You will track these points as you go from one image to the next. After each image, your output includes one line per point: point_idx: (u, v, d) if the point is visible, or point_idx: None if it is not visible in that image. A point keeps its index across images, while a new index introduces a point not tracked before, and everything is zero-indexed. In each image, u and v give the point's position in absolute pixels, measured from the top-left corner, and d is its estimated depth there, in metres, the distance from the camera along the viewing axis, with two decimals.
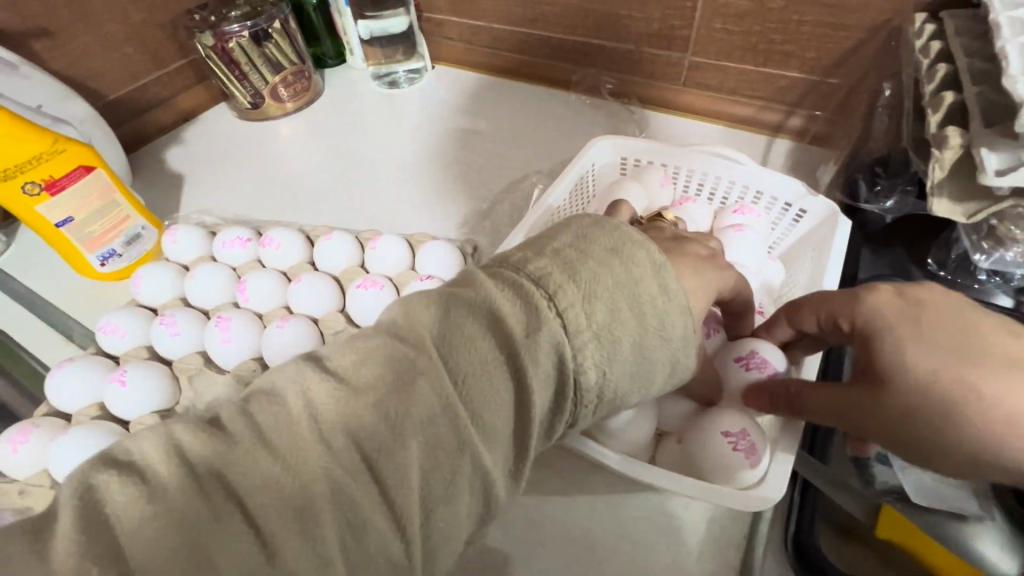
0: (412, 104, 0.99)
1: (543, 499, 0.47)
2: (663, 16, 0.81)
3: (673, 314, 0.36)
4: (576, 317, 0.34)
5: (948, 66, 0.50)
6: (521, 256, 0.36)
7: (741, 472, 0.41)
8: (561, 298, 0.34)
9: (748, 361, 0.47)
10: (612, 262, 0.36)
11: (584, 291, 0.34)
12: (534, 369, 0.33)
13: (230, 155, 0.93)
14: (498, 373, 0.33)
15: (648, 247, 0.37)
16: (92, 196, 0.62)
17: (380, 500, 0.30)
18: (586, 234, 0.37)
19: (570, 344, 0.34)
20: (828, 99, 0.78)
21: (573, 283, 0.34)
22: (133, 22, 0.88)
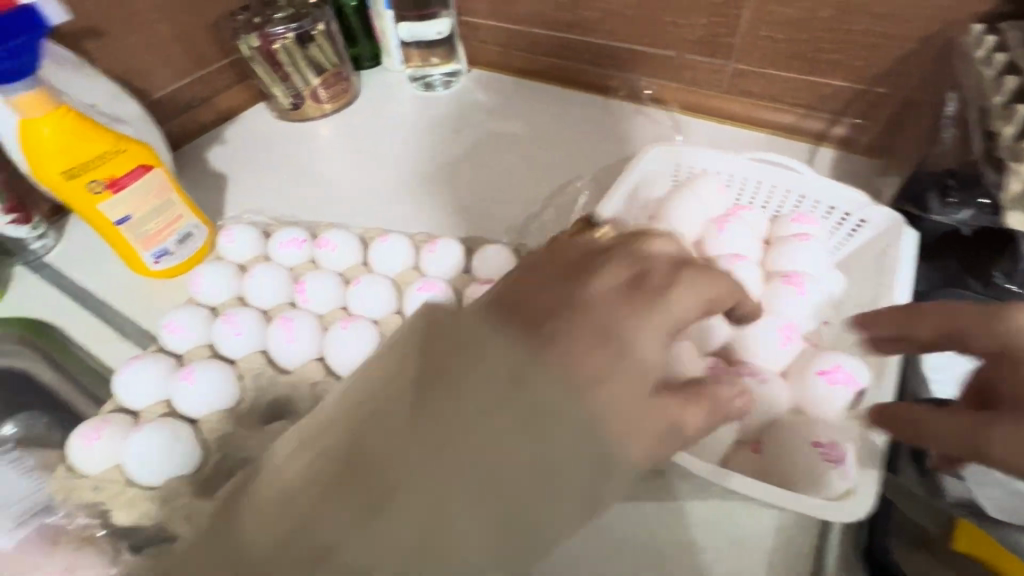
0: (449, 108, 0.99)
1: (608, 507, 0.47)
2: (707, 23, 0.81)
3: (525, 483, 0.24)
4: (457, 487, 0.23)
5: (1016, 79, 0.52)
6: (288, 445, 0.25)
7: (831, 481, 0.40)
8: (317, 522, 0.22)
9: (831, 374, 0.46)
10: (399, 443, 0.23)
11: (357, 507, 0.22)
12: None
13: (271, 155, 0.94)
14: None
15: (460, 385, 0.24)
16: (150, 195, 0.62)
17: None
18: (372, 387, 0.25)
19: None
20: (874, 108, 0.77)
21: (331, 500, 0.23)
22: (179, 23, 0.89)
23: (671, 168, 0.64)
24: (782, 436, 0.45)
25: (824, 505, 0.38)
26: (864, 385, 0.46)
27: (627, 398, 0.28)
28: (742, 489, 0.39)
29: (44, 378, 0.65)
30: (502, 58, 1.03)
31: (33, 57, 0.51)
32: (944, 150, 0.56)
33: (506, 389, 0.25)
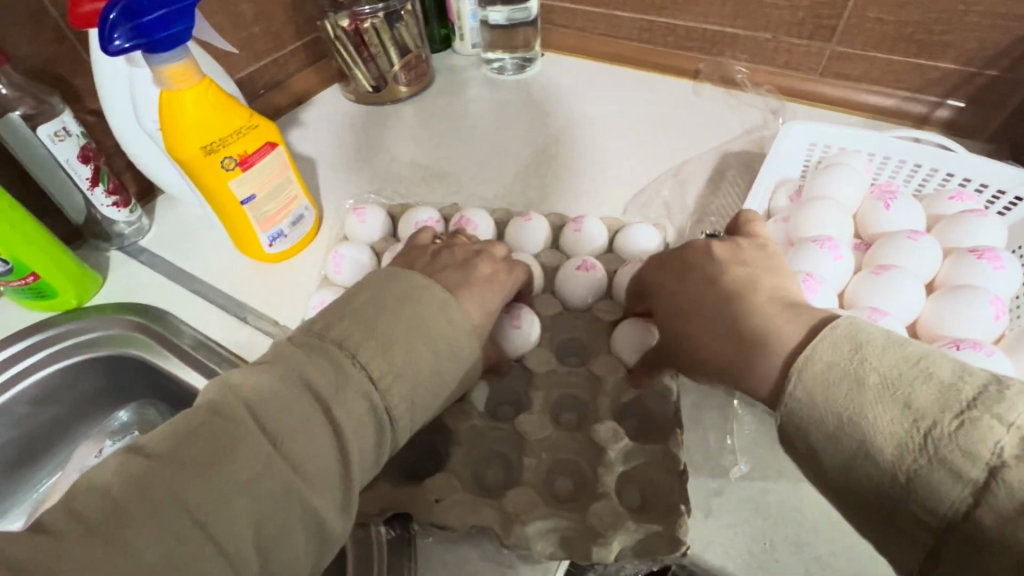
0: (529, 91, 0.98)
1: (799, 487, 0.46)
2: (811, 4, 0.80)
3: (431, 354, 0.42)
4: (379, 364, 0.40)
5: None
6: (356, 326, 0.41)
7: None
8: (364, 352, 0.40)
9: None
10: (343, 308, 0.43)
11: (394, 357, 0.41)
12: (345, 414, 0.38)
13: (354, 140, 0.91)
14: (355, 414, 0.38)
15: (364, 280, 0.45)
16: (273, 173, 0.60)
17: (290, 482, 0.35)
18: (381, 284, 0.44)
19: (379, 393, 0.39)
20: (982, 90, 0.77)
21: (385, 356, 0.40)
22: (261, 1, 0.86)
23: (806, 148, 0.62)
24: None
25: None
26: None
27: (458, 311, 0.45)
28: None
29: (152, 363, 0.62)
30: (579, 42, 1.01)
31: (185, 24, 0.48)
32: None
33: (388, 294, 0.44)
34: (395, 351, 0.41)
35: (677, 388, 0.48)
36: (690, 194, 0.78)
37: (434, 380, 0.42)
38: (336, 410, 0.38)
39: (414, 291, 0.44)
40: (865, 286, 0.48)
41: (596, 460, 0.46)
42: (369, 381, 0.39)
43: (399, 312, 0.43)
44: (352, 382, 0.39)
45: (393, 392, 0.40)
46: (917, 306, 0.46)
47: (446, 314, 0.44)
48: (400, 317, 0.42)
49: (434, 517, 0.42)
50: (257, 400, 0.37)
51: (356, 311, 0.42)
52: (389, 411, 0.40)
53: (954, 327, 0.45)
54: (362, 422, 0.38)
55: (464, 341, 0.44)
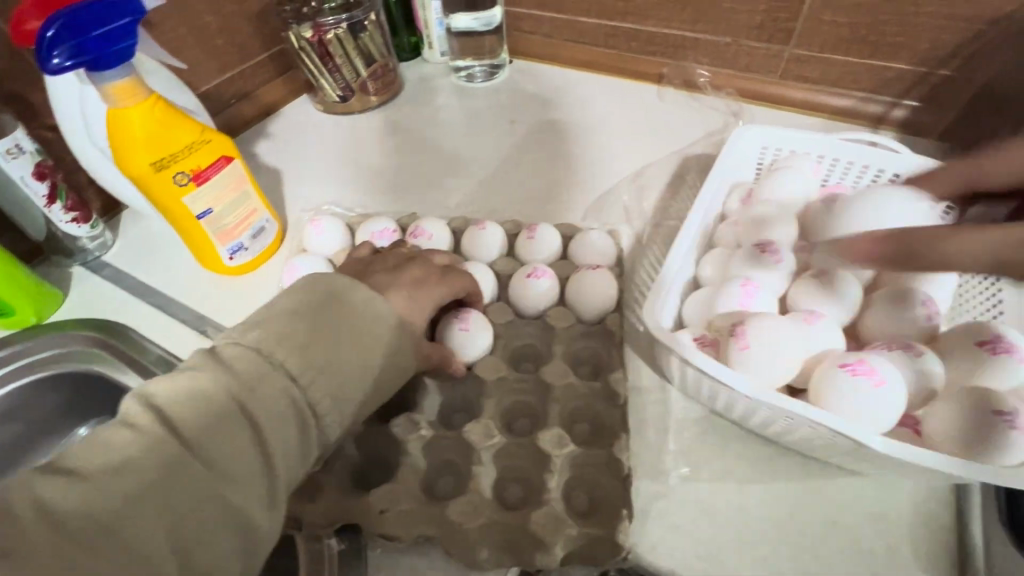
0: (497, 97, 0.99)
1: (744, 486, 0.47)
2: (768, 8, 0.81)
3: (357, 355, 0.43)
4: (300, 364, 0.41)
5: None
6: (277, 330, 0.42)
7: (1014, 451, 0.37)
8: (285, 355, 0.41)
9: (996, 344, 0.41)
10: (264, 314, 0.43)
11: (316, 359, 0.41)
12: (265, 415, 0.38)
13: (321, 150, 0.92)
14: (278, 414, 0.39)
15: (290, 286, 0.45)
16: (230, 186, 0.61)
17: (209, 486, 0.35)
18: (305, 288, 0.45)
19: (301, 392, 0.40)
20: (936, 89, 0.79)
21: (307, 357, 0.41)
22: (225, 14, 0.86)
23: (758, 151, 0.64)
24: (954, 407, 0.39)
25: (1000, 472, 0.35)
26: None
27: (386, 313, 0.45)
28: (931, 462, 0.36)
29: (110, 379, 0.62)
30: (545, 48, 1.02)
31: (130, 42, 0.48)
32: None
33: (311, 298, 0.44)
34: (320, 354, 0.41)
35: (625, 393, 0.49)
36: (650, 198, 0.79)
37: (362, 378, 0.43)
38: (258, 411, 0.38)
39: (343, 295, 0.45)
40: (804, 290, 0.49)
41: (543, 466, 0.46)
42: (292, 380, 0.40)
43: (329, 315, 0.43)
44: (272, 383, 0.39)
45: (318, 389, 0.41)
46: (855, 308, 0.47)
47: (377, 318, 0.45)
48: (330, 320, 0.43)
49: (380, 528, 0.43)
50: (175, 408, 0.37)
51: (278, 316, 0.43)
52: (313, 409, 0.40)
53: (890, 330, 0.46)
54: (285, 418, 0.39)
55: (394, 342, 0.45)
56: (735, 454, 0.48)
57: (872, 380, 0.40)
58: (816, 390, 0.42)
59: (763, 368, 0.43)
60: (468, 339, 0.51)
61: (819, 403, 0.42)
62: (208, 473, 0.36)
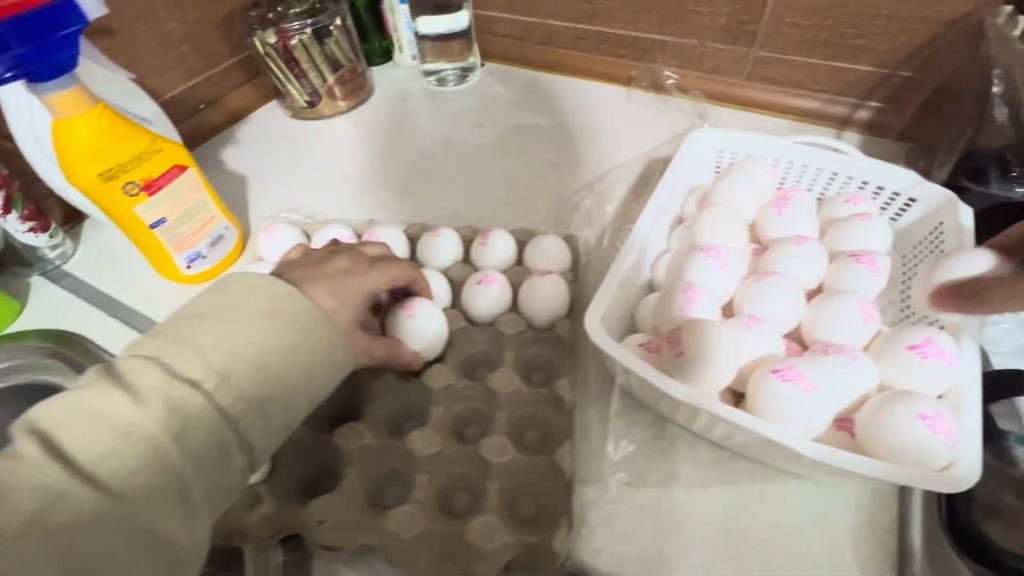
0: (467, 101, 0.99)
1: (690, 492, 0.47)
2: (731, 11, 0.81)
3: (274, 360, 0.42)
4: (208, 374, 0.39)
5: None
6: (183, 339, 0.40)
7: (933, 456, 0.37)
8: (190, 366, 0.39)
9: (923, 349, 0.41)
10: (171, 325, 0.41)
11: (225, 368, 0.40)
12: (168, 430, 0.37)
13: (289, 156, 0.91)
14: (185, 428, 0.37)
15: (201, 294, 0.44)
16: (185, 195, 0.60)
17: (113, 508, 0.34)
18: (215, 295, 0.43)
19: (209, 401, 0.38)
20: (898, 90, 0.79)
21: (214, 366, 0.39)
22: (190, 20, 0.86)
23: (714, 154, 0.63)
24: (880, 412, 0.39)
25: (911, 476, 0.36)
26: (957, 359, 0.41)
27: (304, 312, 0.43)
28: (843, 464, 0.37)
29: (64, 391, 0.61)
30: (516, 51, 1.02)
31: (72, 52, 0.48)
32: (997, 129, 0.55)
33: (223, 305, 0.42)
34: (232, 362, 0.40)
35: (573, 399, 0.49)
36: (614, 202, 0.79)
37: (284, 382, 0.42)
38: (157, 422, 0.37)
39: (259, 295, 0.43)
40: (748, 294, 0.49)
41: (487, 474, 0.46)
42: (195, 387, 0.38)
43: (244, 317, 0.42)
44: (171, 392, 0.38)
45: (225, 394, 0.39)
46: (797, 312, 0.47)
47: (298, 317, 0.43)
48: (245, 321, 0.42)
49: (320, 538, 0.43)
50: (70, 428, 0.35)
51: (188, 322, 0.41)
52: (222, 415, 0.39)
53: (829, 335, 0.45)
54: (191, 428, 0.38)
55: (319, 343, 0.43)
56: (682, 459, 0.48)
57: (801, 384, 0.40)
58: (752, 394, 0.42)
59: (701, 375, 0.43)
60: (416, 325, 0.51)
61: (751, 406, 0.42)
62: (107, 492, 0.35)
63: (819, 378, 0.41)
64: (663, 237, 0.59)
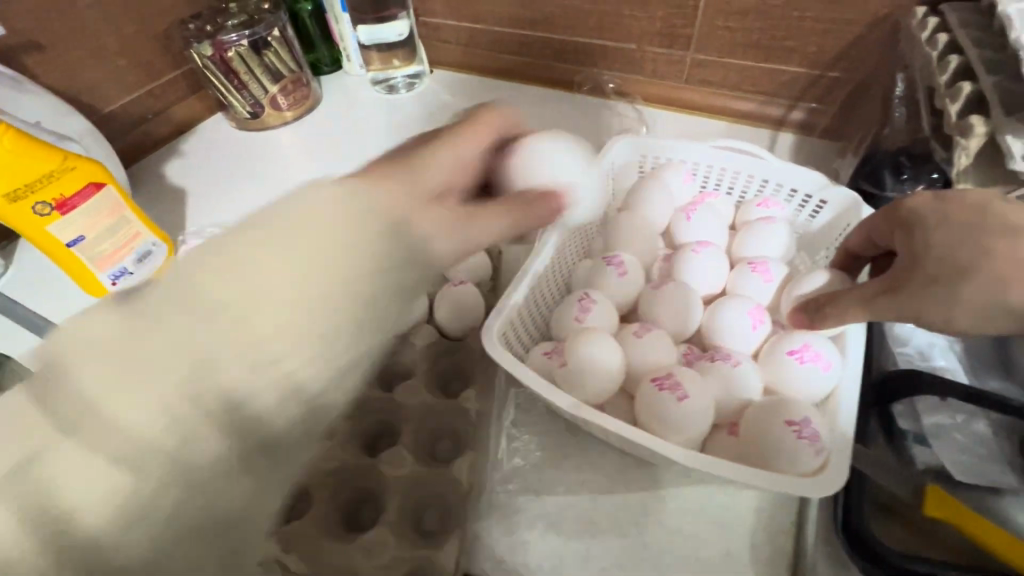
0: (413, 109, 0.99)
1: (596, 499, 0.47)
2: (665, 15, 0.82)
3: (241, 342, 0.27)
4: (117, 403, 0.25)
5: (948, 36, 0.53)
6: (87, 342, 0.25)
7: (802, 459, 0.37)
8: (79, 391, 0.24)
9: (802, 353, 0.42)
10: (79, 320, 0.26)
11: (156, 383, 0.25)
12: (55, 493, 0.23)
13: (233, 168, 0.92)
14: (87, 495, 0.24)
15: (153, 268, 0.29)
16: (104, 213, 0.61)
17: None
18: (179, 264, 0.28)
19: (112, 445, 0.24)
20: (829, 91, 0.79)
21: (118, 386, 0.25)
22: (126, 34, 0.85)
23: (636, 160, 0.63)
24: (755, 418, 0.40)
25: (770, 476, 0.36)
26: (836, 363, 0.42)
27: (297, 250, 0.28)
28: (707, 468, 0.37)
29: None
30: (463, 58, 1.02)
31: None
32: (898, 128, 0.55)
33: (163, 288, 0.27)
34: (175, 369, 0.26)
35: None
36: None
37: (276, 378, 0.27)
38: (30, 491, 0.23)
39: (266, 264, 0.28)
40: (650, 301, 0.49)
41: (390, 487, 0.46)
42: (92, 426, 0.24)
43: (194, 291, 0.27)
44: (107, 445, 0.24)
45: (164, 423, 0.25)
46: (696, 316, 0.48)
47: (397, 259, 0.31)
48: (191, 309, 0.27)
49: None
50: None
51: (97, 319, 0.26)
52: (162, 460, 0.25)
53: (723, 338, 0.46)
54: (146, 502, 0.24)
55: (337, 298, 0.28)
56: (592, 465, 0.49)
57: (675, 395, 0.40)
58: (638, 406, 0.43)
59: (588, 385, 0.43)
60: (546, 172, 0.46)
61: (639, 416, 0.43)
62: None
63: (696, 385, 0.41)
64: (581, 245, 0.59)
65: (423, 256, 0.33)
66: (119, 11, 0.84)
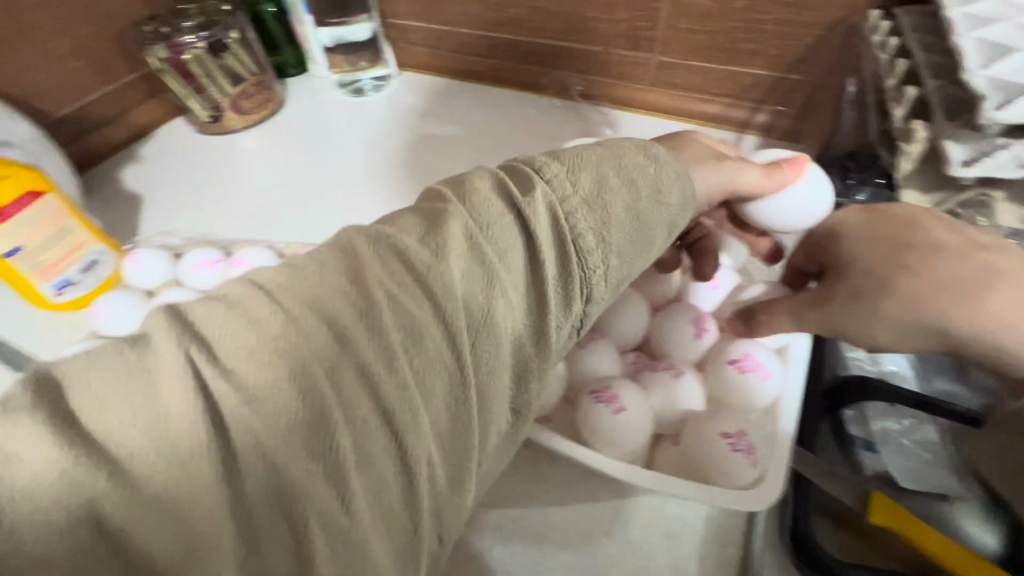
0: (379, 112, 0.97)
1: (545, 510, 0.47)
2: (630, 17, 0.81)
3: (515, 264, 0.35)
4: (455, 281, 0.33)
5: (898, 40, 0.53)
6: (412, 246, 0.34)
7: (739, 472, 0.38)
8: (425, 268, 0.33)
9: (742, 363, 0.42)
10: (424, 233, 0.35)
11: (465, 276, 0.34)
12: (419, 351, 0.31)
13: (192, 172, 0.89)
14: (428, 346, 0.32)
15: (482, 183, 0.38)
16: (47, 220, 0.59)
17: (310, 469, 0.28)
18: (467, 194, 0.37)
19: (455, 320, 0.33)
20: (792, 94, 0.79)
21: (451, 270, 0.34)
22: (78, 35, 0.83)
23: None
24: (694, 430, 0.40)
25: (700, 490, 0.36)
26: (777, 373, 0.42)
27: (607, 201, 0.37)
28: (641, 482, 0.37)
29: None
30: (431, 60, 1.00)
31: None
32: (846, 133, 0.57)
33: (475, 215, 0.36)
34: (495, 274, 0.34)
35: None
36: None
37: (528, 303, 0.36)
38: (402, 340, 0.31)
39: (479, 227, 0.35)
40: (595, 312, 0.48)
41: None
42: (446, 308, 0.33)
43: (483, 227, 0.35)
44: (438, 321, 0.32)
45: (464, 317, 0.33)
46: (642, 325, 0.47)
47: (651, 192, 0.39)
48: (499, 234, 0.35)
49: None
50: (227, 340, 0.29)
51: (412, 234, 0.35)
52: (468, 344, 0.33)
53: (670, 348, 0.46)
54: (446, 382, 0.32)
55: (623, 242, 0.38)
56: (543, 478, 0.47)
57: (612, 407, 0.40)
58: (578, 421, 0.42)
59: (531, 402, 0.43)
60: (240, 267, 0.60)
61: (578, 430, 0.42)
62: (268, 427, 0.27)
63: (634, 399, 0.41)
64: None
65: (688, 190, 0.40)
66: (71, 12, 0.81)
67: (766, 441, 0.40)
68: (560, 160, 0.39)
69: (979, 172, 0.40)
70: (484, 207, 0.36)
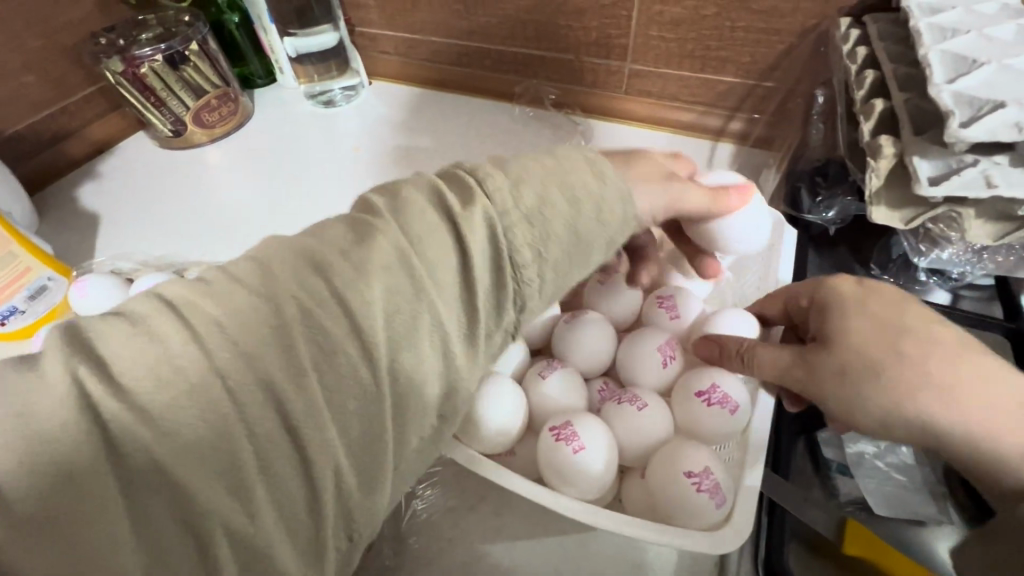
0: (349, 122, 0.95)
1: (510, 546, 0.44)
2: (600, 25, 0.80)
3: (448, 277, 0.34)
4: (375, 299, 0.32)
5: (867, 49, 0.52)
6: (350, 266, 0.32)
7: (705, 512, 0.38)
8: (360, 291, 0.32)
9: (709, 397, 0.43)
10: (364, 251, 0.33)
11: (388, 290, 0.32)
12: (333, 371, 0.30)
13: (147, 187, 0.87)
14: (347, 361, 0.31)
15: (422, 187, 0.36)
16: None
17: (226, 491, 0.28)
18: (411, 206, 0.35)
19: (376, 338, 0.31)
20: (766, 102, 0.79)
21: (372, 286, 0.32)
22: (30, 48, 0.79)
23: None
24: (660, 466, 0.40)
25: (665, 536, 0.36)
26: (742, 405, 0.43)
27: (555, 208, 0.36)
28: (606, 525, 0.37)
29: None
30: (402, 69, 0.98)
31: None
32: (814, 145, 0.57)
33: (409, 224, 0.34)
34: (426, 288, 0.33)
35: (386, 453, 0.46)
36: None
37: (462, 318, 0.35)
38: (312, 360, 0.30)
39: (413, 239, 0.34)
40: (564, 336, 0.48)
41: None
42: (365, 325, 0.31)
43: (412, 236, 0.34)
44: (355, 338, 0.31)
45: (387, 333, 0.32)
46: (608, 349, 0.48)
47: (588, 204, 0.37)
48: (432, 244, 0.34)
49: None
50: (132, 362, 0.28)
51: (344, 250, 0.33)
52: (395, 361, 0.32)
53: (633, 373, 0.47)
54: (361, 403, 0.31)
55: (567, 248, 0.36)
56: (508, 509, 0.46)
57: (572, 446, 0.40)
58: (544, 464, 0.41)
59: (490, 436, 0.42)
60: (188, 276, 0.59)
61: (544, 470, 0.41)
62: (173, 449, 0.27)
63: (597, 437, 0.41)
64: None
65: (628, 203, 0.38)
66: (19, 25, 0.77)
67: (734, 473, 0.41)
68: (506, 172, 0.37)
69: (947, 192, 0.39)
70: (420, 218, 0.34)
